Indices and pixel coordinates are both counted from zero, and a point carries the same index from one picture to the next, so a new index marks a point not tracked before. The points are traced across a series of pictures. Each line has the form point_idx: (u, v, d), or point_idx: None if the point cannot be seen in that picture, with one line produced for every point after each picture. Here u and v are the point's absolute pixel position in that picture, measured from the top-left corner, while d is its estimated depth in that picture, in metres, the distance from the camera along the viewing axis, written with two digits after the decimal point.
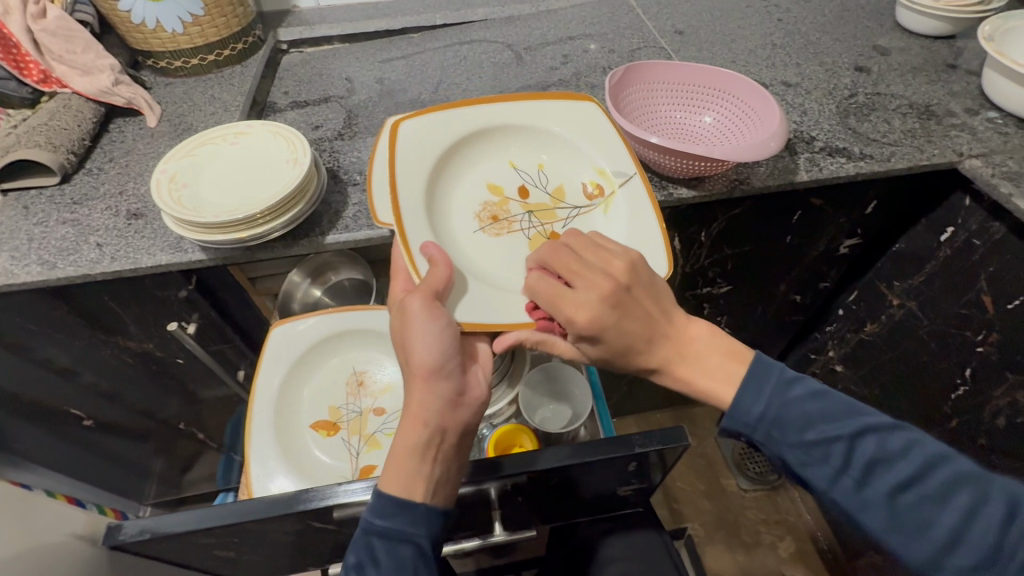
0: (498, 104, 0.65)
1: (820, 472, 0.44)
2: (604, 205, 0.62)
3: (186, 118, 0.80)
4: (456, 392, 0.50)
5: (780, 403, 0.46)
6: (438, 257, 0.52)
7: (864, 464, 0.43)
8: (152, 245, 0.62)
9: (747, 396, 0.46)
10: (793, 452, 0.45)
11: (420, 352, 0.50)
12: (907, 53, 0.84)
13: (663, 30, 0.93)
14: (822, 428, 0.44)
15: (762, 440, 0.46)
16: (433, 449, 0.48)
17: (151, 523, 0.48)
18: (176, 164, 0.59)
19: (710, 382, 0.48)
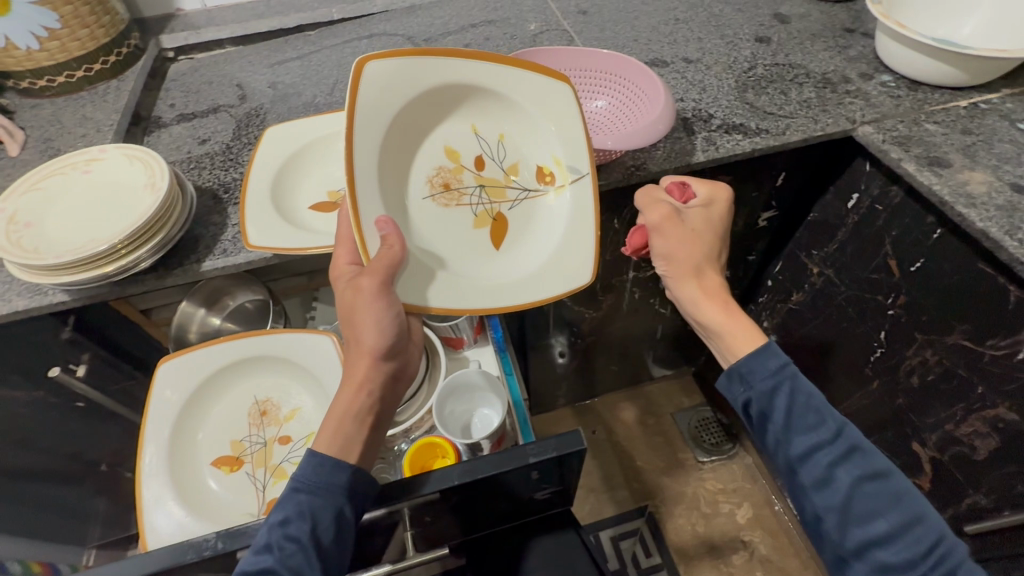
0: (481, 62, 0.57)
1: (804, 440, 0.44)
2: (554, 193, 0.61)
3: (54, 143, 0.74)
4: (396, 369, 0.53)
5: (791, 375, 0.46)
6: (393, 236, 0.49)
7: (841, 451, 0.44)
8: (8, 289, 0.56)
9: (760, 359, 0.47)
10: (786, 416, 0.45)
11: (370, 333, 0.50)
12: (807, 20, 0.83)
13: (566, 11, 0.90)
14: (820, 412, 0.45)
15: (763, 398, 0.46)
16: (371, 417, 0.50)
17: None
18: (16, 202, 0.54)
19: (737, 327, 0.50)
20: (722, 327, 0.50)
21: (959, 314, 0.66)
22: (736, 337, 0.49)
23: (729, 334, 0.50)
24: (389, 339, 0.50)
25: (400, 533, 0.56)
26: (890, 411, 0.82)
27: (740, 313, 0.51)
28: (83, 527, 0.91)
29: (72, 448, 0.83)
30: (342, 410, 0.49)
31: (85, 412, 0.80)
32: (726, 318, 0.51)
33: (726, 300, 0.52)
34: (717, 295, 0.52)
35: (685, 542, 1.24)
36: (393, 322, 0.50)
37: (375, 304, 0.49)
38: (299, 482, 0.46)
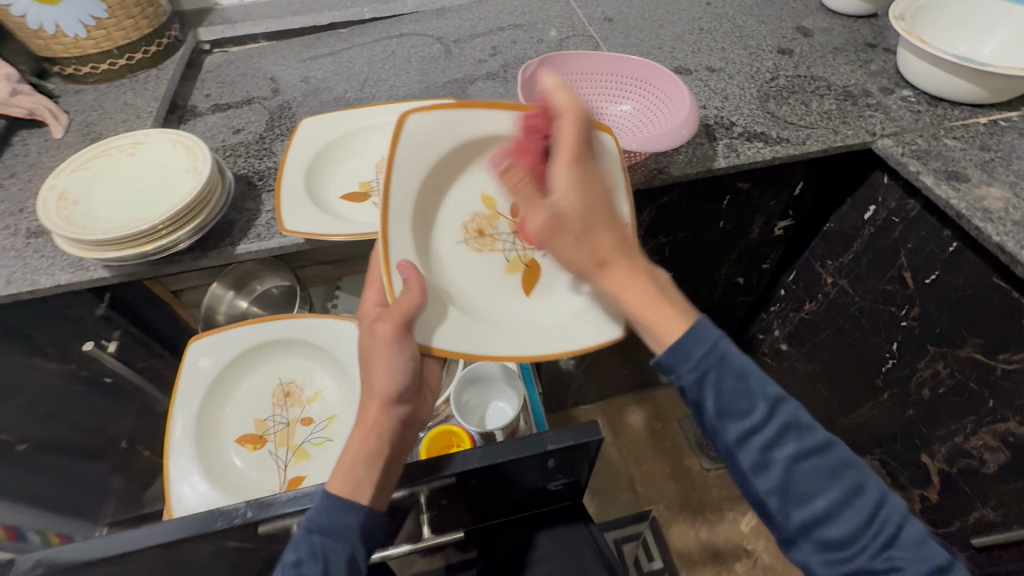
0: (518, 114, 0.57)
1: (736, 429, 0.41)
2: None
3: (96, 127, 0.77)
4: (408, 415, 0.54)
5: (720, 359, 0.41)
6: (413, 278, 0.51)
7: (774, 435, 0.40)
8: (52, 264, 0.59)
9: (694, 339, 0.41)
10: (718, 408, 0.41)
11: (383, 377, 0.52)
12: (829, 34, 0.85)
13: (593, 18, 0.92)
14: (755, 399, 0.41)
15: (693, 389, 0.41)
16: (382, 461, 0.49)
17: (47, 555, 0.45)
18: (65, 179, 0.56)
19: (652, 313, 0.43)
20: (641, 318, 0.44)
21: (973, 328, 0.66)
22: (652, 327, 0.43)
23: (645, 321, 0.43)
24: (401, 382, 0.52)
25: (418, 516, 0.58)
26: (900, 423, 0.83)
27: (657, 294, 0.44)
28: (101, 502, 0.94)
29: (102, 421, 0.85)
30: (355, 450, 0.49)
31: (111, 388, 0.83)
32: (643, 308, 0.43)
33: (640, 282, 0.44)
34: (630, 282, 0.44)
35: (688, 548, 1.24)
36: (406, 365, 0.52)
37: (393, 349, 0.52)
38: (312, 523, 0.46)
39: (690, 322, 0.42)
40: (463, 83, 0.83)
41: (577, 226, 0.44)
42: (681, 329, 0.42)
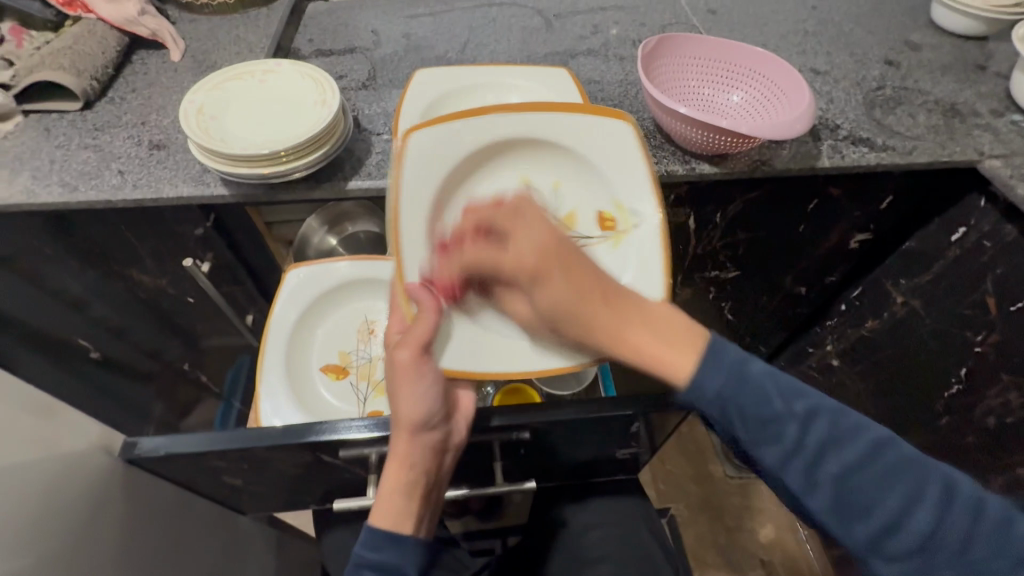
0: (501, 115, 0.56)
1: (772, 453, 0.40)
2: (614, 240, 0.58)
3: (210, 55, 0.79)
4: (441, 442, 0.52)
5: (738, 376, 0.40)
6: (426, 300, 0.51)
7: (817, 447, 0.39)
8: (174, 176, 0.62)
9: (785, 396, 0.40)
10: (748, 428, 0.41)
11: (409, 409, 0.50)
12: (938, 51, 0.84)
13: (696, 9, 0.92)
14: (779, 405, 0.40)
15: (716, 414, 0.41)
16: (420, 489, 0.51)
17: (164, 443, 0.50)
18: (203, 96, 0.59)
19: (659, 355, 0.41)
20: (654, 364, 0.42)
21: None
22: (661, 371, 0.42)
23: (658, 363, 0.42)
24: (427, 411, 0.51)
25: (492, 462, 0.62)
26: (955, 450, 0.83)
27: (656, 341, 0.42)
28: None
29: (159, 347, 0.89)
30: (389, 485, 0.50)
31: (189, 309, 0.86)
32: (642, 352, 0.42)
33: (640, 325, 0.43)
34: (592, 303, 0.44)
35: (703, 549, 1.23)
36: (432, 395, 0.51)
37: (413, 379, 0.51)
38: (362, 560, 0.49)
39: (705, 342, 0.42)
40: (564, 57, 0.84)
41: (525, 243, 0.46)
42: (689, 366, 0.41)
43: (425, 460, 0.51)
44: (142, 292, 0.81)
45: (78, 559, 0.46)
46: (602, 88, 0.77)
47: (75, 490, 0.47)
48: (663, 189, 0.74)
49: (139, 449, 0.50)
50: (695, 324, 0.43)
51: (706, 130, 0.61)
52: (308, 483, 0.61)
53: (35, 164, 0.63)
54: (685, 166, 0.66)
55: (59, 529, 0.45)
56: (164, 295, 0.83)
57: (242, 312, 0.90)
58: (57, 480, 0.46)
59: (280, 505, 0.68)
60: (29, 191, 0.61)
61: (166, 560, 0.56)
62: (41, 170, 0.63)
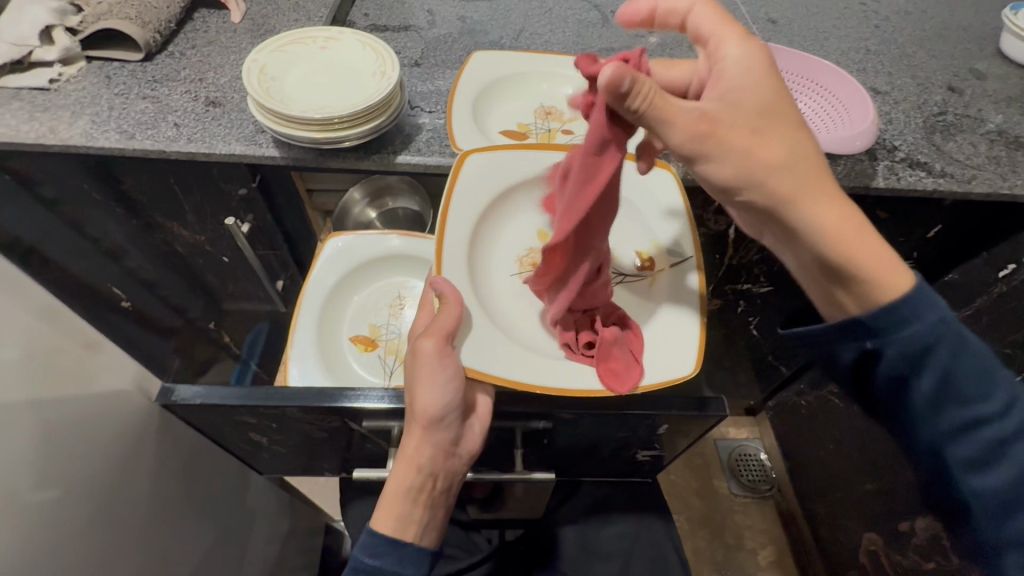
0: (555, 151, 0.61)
1: (955, 416, 0.41)
2: (653, 278, 0.59)
3: (268, 19, 0.79)
4: (450, 443, 0.52)
5: (955, 333, 0.39)
6: (450, 292, 0.50)
7: (1010, 427, 0.40)
8: (228, 134, 0.63)
9: (926, 306, 0.40)
10: (943, 387, 0.40)
11: (427, 400, 0.49)
12: (1004, 82, 0.81)
13: (756, 17, 0.90)
14: (983, 372, 0.40)
15: (911, 364, 0.40)
16: (425, 495, 0.51)
17: (202, 392, 0.52)
18: (265, 56, 0.61)
19: (878, 259, 0.41)
20: (834, 246, 0.42)
21: None
22: (873, 283, 0.41)
23: (854, 262, 0.41)
24: (442, 408, 0.49)
25: (512, 448, 0.62)
26: None
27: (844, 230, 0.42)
28: None
29: (183, 304, 0.92)
30: (394, 487, 0.50)
31: (222, 268, 0.87)
32: (844, 237, 0.42)
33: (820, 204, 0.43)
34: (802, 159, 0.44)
35: (701, 567, 1.14)
36: (449, 391, 0.50)
37: (434, 368, 0.49)
38: (360, 564, 0.49)
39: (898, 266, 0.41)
40: (619, 54, 0.83)
41: (747, 78, 0.44)
42: (912, 278, 0.40)
43: (432, 463, 0.51)
44: (179, 247, 0.83)
45: (107, 495, 0.47)
46: None
47: (107, 433, 0.47)
48: None
49: (176, 396, 0.52)
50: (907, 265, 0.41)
51: None
52: (328, 448, 0.62)
53: (95, 109, 0.64)
54: None
55: (93, 463, 0.46)
56: (200, 252, 0.84)
57: (273, 278, 0.91)
58: (96, 416, 0.47)
59: (301, 467, 0.69)
60: (87, 135, 0.62)
61: (186, 508, 0.58)
62: (99, 115, 0.64)
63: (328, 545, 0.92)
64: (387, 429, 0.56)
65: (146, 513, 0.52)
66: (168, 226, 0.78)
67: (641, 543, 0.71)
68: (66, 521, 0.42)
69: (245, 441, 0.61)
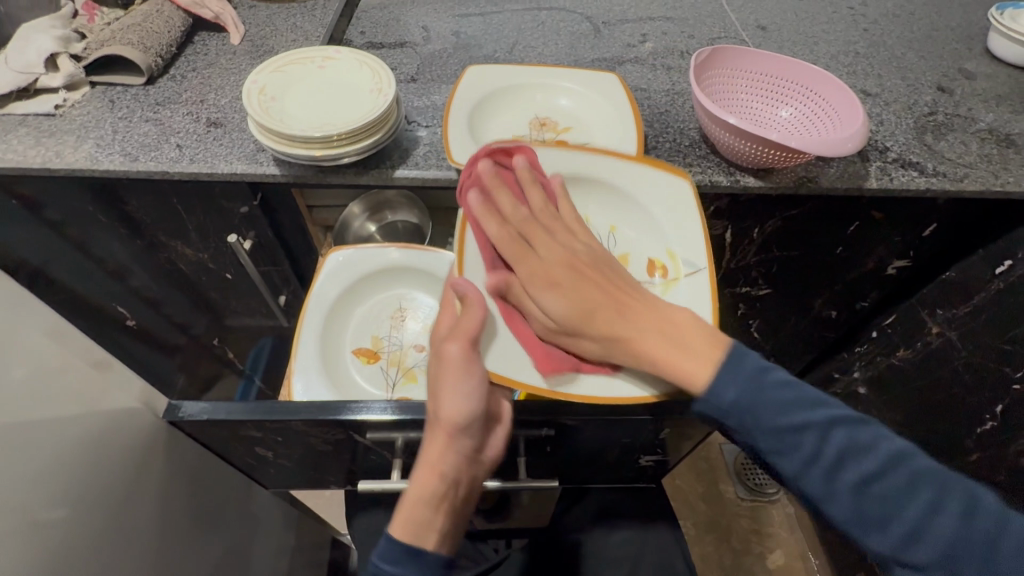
0: (583, 158, 0.60)
1: (789, 463, 0.43)
2: (664, 287, 0.57)
3: (267, 41, 0.80)
4: (475, 448, 0.50)
5: (754, 389, 0.43)
6: (471, 292, 0.50)
7: (836, 455, 0.41)
8: (229, 153, 0.64)
9: (719, 382, 0.44)
10: (766, 440, 0.43)
11: (451, 405, 0.48)
12: (993, 80, 0.82)
13: (746, 24, 0.92)
14: (796, 416, 0.42)
15: (736, 425, 0.44)
16: (447, 501, 0.49)
17: (207, 407, 0.53)
18: (265, 77, 0.62)
19: (676, 359, 0.45)
20: (662, 371, 0.46)
21: None
22: (676, 377, 0.45)
23: (667, 369, 0.45)
24: (468, 412, 0.48)
25: (516, 457, 0.62)
26: None
27: (685, 342, 0.46)
28: None
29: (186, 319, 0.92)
30: (416, 493, 0.48)
31: (225, 285, 0.88)
32: (655, 346, 0.46)
33: (647, 320, 0.48)
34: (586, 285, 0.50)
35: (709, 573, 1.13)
36: (475, 396, 0.49)
37: (461, 373, 0.48)
38: (378, 569, 0.47)
39: (726, 347, 0.45)
40: (611, 64, 0.84)
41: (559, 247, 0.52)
42: (708, 377, 0.44)
43: (455, 470, 0.49)
44: (182, 265, 0.84)
45: (116, 513, 0.47)
46: (649, 96, 0.77)
47: (116, 450, 0.48)
48: (702, 200, 0.74)
49: (183, 412, 0.54)
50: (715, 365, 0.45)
51: (756, 142, 0.61)
52: (332, 462, 0.63)
53: (99, 133, 0.66)
54: (730, 178, 0.66)
55: (103, 480, 0.46)
56: (203, 269, 0.85)
57: (275, 293, 0.91)
58: (103, 434, 0.47)
59: (306, 481, 0.70)
60: (91, 158, 0.63)
61: (193, 524, 0.58)
62: (103, 139, 0.65)
63: (335, 560, 0.92)
64: (388, 441, 0.57)
65: (155, 530, 0.52)
66: (171, 245, 0.79)
67: (647, 549, 0.71)
68: (75, 539, 0.42)
69: (249, 456, 0.61)
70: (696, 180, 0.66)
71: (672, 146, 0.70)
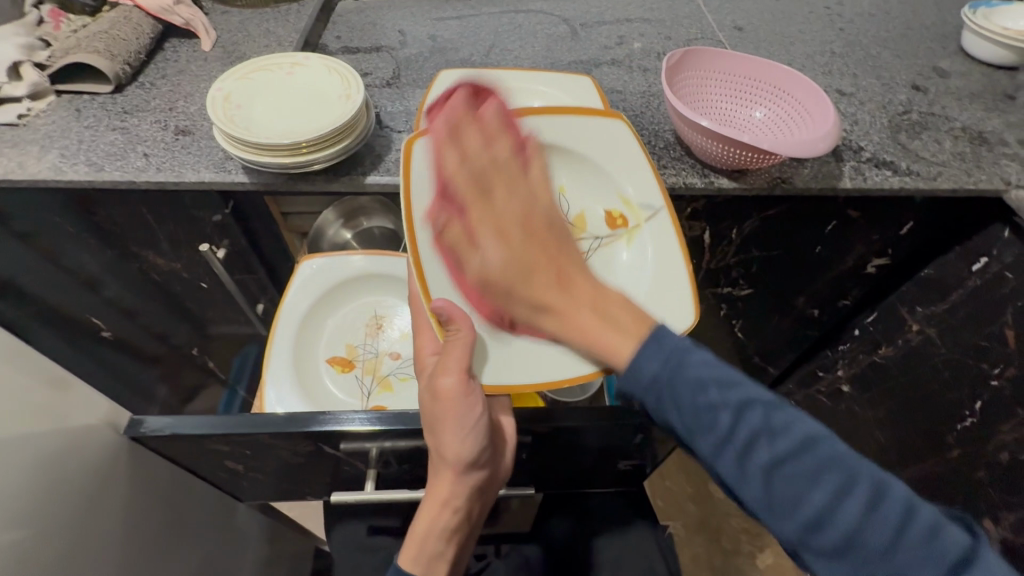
0: (513, 118, 0.58)
1: (705, 443, 0.42)
2: (627, 236, 0.60)
3: (239, 46, 0.79)
4: (482, 477, 0.52)
5: (673, 369, 0.43)
6: (460, 317, 0.49)
7: (747, 436, 0.41)
8: (197, 162, 0.63)
9: (642, 353, 0.44)
10: (683, 418, 0.43)
11: (457, 444, 0.49)
12: (967, 78, 0.82)
13: (723, 25, 0.92)
14: (711, 394, 0.42)
15: (651, 401, 0.44)
16: (458, 530, 0.52)
17: (171, 422, 0.52)
18: (231, 84, 0.61)
19: (604, 334, 0.46)
20: (584, 340, 0.47)
21: None
22: (605, 352, 0.46)
23: (596, 344, 0.46)
24: (474, 449, 0.49)
25: None
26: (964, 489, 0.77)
27: (613, 320, 0.46)
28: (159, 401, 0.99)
29: (165, 330, 0.89)
30: (426, 527, 0.50)
31: (201, 295, 0.87)
32: (585, 322, 0.47)
33: (576, 293, 0.48)
34: (534, 247, 0.49)
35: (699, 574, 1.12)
36: (479, 428, 0.50)
37: (461, 408, 0.49)
38: None
39: (651, 327, 0.46)
40: (588, 66, 0.84)
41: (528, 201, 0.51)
42: (634, 349, 0.45)
43: (464, 500, 0.51)
44: (156, 275, 0.82)
45: (78, 533, 0.46)
46: (625, 98, 0.77)
47: (76, 469, 0.47)
48: (680, 202, 0.74)
49: (147, 427, 0.52)
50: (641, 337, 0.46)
51: (727, 144, 0.61)
52: (307, 473, 0.62)
53: (64, 142, 0.64)
54: (704, 180, 0.66)
55: (63, 499, 0.45)
56: (178, 279, 0.84)
57: (253, 301, 0.90)
58: (63, 451, 0.46)
59: (283, 493, 0.69)
60: (55, 169, 0.62)
61: (164, 540, 0.57)
62: (68, 149, 0.64)
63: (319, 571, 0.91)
64: (361, 452, 0.56)
65: (121, 548, 0.51)
66: (144, 255, 0.78)
67: (631, 554, 0.71)
68: (34, 561, 0.41)
69: (221, 469, 0.60)
70: (670, 182, 0.66)
71: (646, 148, 0.69)
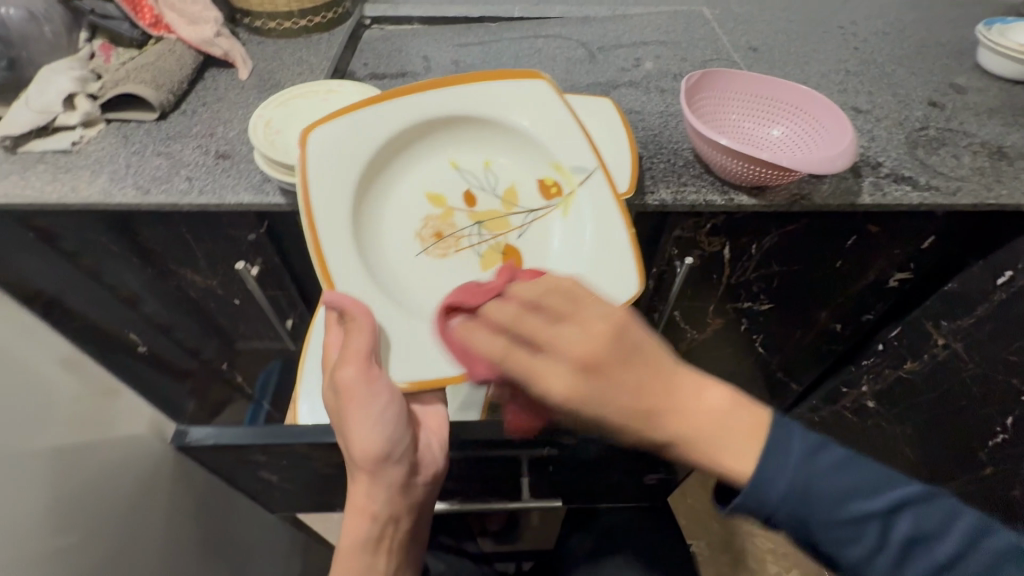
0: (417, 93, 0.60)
1: (855, 553, 0.38)
2: (562, 205, 0.62)
3: (275, 75, 0.84)
4: (403, 477, 0.53)
5: (807, 480, 0.37)
6: (351, 305, 0.50)
7: (902, 543, 0.37)
8: (236, 184, 0.66)
9: (773, 465, 0.38)
10: (828, 534, 0.38)
11: (365, 440, 0.50)
12: (984, 94, 0.83)
13: (737, 45, 0.94)
14: (853, 508, 0.37)
15: (791, 522, 0.38)
16: (384, 529, 0.54)
17: (213, 432, 0.54)
18: (270, 112, 0.65)
19: (717, 441, 0.39)
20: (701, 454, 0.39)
21: None
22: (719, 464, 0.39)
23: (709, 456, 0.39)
24: (383, 438, 0.50)
25: (518, 479, 0.63)
26: None
27: (717, 416, 0.40)
28: None
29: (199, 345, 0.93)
30: (351, 531, 0.53)
31: (233, 311, 0.90)
32: (711, 435, 0.39)
33: (684, 409, 0.40)
34: (645, 389, 0.39)
35: None
36: (388, 417, 0.51)
37: (366, 399, 0.50)
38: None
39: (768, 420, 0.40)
40: (606, 87, 0.86)
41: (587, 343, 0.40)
42: (755, 453, 0.39)
43: (387, 499, 0.53)
44: (191, 292, 0.86)
45: (124, 539, 0.48)
46: (643, 118, 0.79)
47: (121, 478, 0.49)
48: (700, 217, 0.75)
49: (190, 438, 0.54)
50: (756, 417, 0.40)
51: (746, 161, 0.62)
52: (338, 484, 0.63)
53: (113, 167, 0.68)
54: (723, 197, 0.67)
55: (110, 506, 0.47)
56: (212, 295, 0.87)
57: (282, 317, 0.93)
58: (111, 461, 0.49)
59: (313, 504, 0.70)
60: (105, 192, 0.66)
61: (200, 549, 0.58)
62: (118, 172, 0.68)
63: None
64: None
65: (160, 556, 0.53)
66: (181, 272, 0.81)
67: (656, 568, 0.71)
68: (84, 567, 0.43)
69: (256, 480, 0.62)
70: (689, 200, 0.67)
71: (666, 167, 0.71)
